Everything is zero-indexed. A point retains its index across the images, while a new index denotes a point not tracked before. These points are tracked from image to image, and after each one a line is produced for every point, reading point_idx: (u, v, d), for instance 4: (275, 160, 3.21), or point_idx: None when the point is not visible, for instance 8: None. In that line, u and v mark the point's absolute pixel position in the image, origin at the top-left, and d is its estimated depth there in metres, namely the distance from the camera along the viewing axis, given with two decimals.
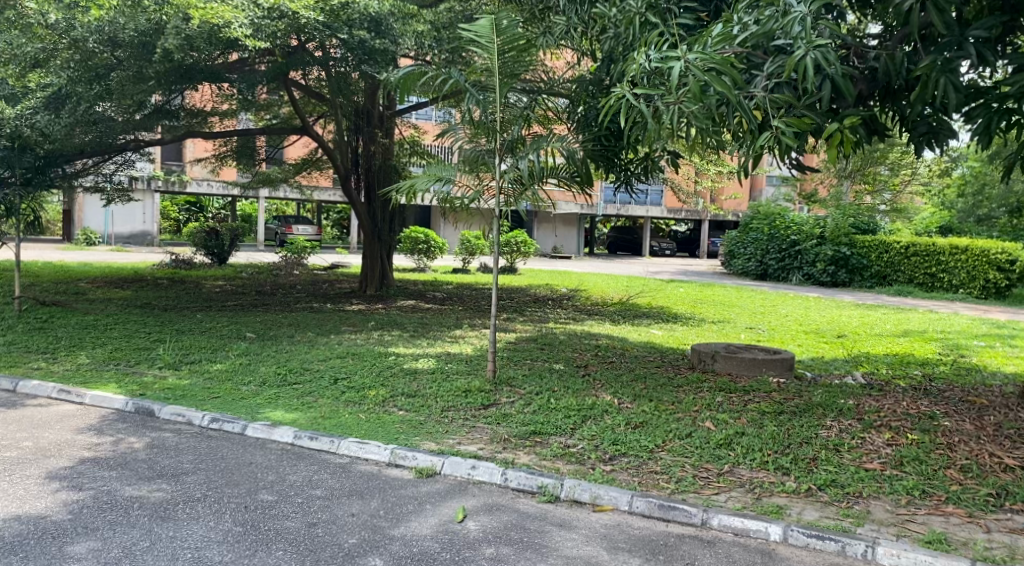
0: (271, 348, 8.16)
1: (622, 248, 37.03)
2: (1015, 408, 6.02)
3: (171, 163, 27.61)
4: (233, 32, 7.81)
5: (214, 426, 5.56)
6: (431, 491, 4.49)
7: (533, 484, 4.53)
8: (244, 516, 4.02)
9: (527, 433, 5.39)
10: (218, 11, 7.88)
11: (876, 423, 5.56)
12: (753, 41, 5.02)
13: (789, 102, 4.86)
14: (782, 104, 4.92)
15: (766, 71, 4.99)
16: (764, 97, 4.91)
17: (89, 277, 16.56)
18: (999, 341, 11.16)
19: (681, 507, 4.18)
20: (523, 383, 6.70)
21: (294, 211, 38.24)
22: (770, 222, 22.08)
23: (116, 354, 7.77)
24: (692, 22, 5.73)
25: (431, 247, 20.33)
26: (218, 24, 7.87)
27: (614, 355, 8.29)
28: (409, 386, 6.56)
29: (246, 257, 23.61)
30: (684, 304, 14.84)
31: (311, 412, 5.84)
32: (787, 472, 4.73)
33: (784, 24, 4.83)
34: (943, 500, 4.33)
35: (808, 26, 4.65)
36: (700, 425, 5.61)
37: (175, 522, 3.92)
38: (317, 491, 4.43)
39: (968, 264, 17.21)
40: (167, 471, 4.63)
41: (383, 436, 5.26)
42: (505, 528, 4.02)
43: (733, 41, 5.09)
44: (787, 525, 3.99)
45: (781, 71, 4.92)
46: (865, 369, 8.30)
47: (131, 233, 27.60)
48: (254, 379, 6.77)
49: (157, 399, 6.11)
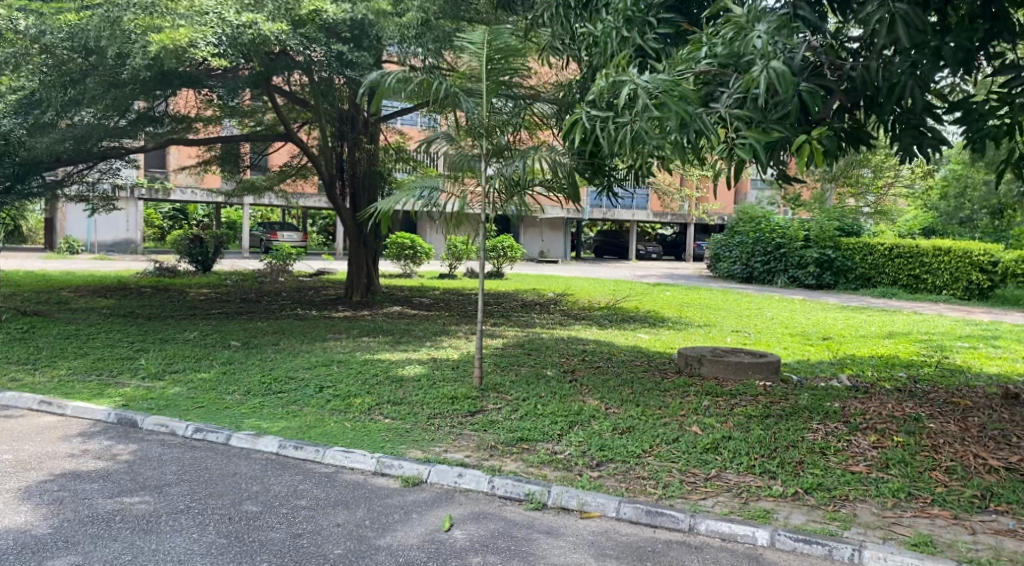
0: (255, 357, 8.10)
1: (609, 252, 37.13)
2: (999, 409, 6.07)
3: (155, 170, 27.42)
4: (199, 52, 7.58)
5: (197, 436, 5.50)
6: (418, 500, 4.46)
7: (520, 491, 4.50)
8: (227, 528, 3.97)
9: (514, 440, 5.36)
10: (180, 31, 7.55)
11: (862, 426, 5.58)
12: (721, 61, 5.09)
13: (750, 117, 4.90)
14: (744, 120, 4.95)
15: (732, 88, 5.03)
16: (726, 113, 4.95)
17: (72, 286, 16.38)
18: (981, 342, 11.25)
19: (668, 513, 4.17)
20: (510, 389, 6.68)
21: (279, 218, 38.09)
22: (755, 225, 22.22)
23: (98, 363, 7.68)
24: (670, 33, 5.79)
25: (418, 252, 20.28)
26: (180, 46, 7.54)
27: (601, 360, 8.29)
28: (395, 393, 6.52)
29: (230, 264, 23.47)
30: (671, 308, 14.85)
31: (296, 421, 5.80)
32: (774, 476, 4.74)
33: (744, 42, 4.92)
34: (929, 503, 4.34)
35: (765, 43, 4.72)
36: (687, 429, 5.62)
37: (158, 534, 3.86)
38: (302, 501, 4.38)
39: (950, 266, 17.35)
40: (150, 483, 4.57)
41: (369, 445, 5.22)
42: (491, 536, 3.99)
43: (699, 61, 5.16)
44: (775, 530, 3.98)
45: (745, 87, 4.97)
46: (850, 372, 8.34)
47: (115, 242, 27.51)
48: (238, 388, 6.71)
49: (139, 409, 6.04)
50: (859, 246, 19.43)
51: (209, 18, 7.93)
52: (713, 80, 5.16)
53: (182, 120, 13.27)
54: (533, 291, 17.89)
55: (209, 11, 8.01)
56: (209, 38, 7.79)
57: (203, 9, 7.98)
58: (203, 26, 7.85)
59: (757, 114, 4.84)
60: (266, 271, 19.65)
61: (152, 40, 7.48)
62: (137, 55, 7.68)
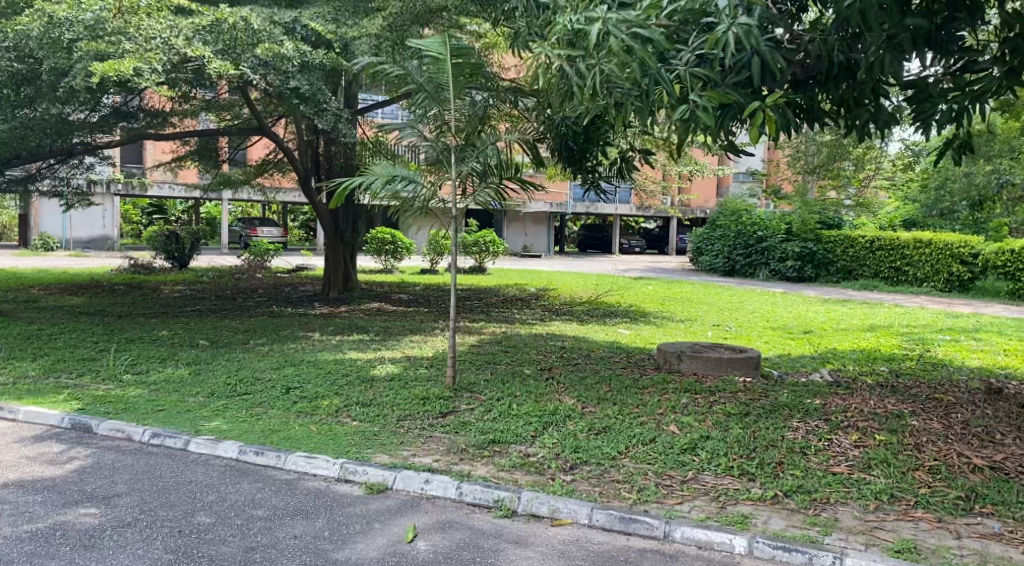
0: (223, 356, 7.87)
1: (592, 246, 37.07)
2: (982, 405, 5.95)
3: (131, 166, 26.95)
4: (143, 84, 7.49)
5: (154, 442, 5.26)
6: (381, 508, 4.25)
7: (489, 498, 4.30)
8: (177, 542, 3.75)
9: (486, 442, 5.16)
10: (121, 62, 7.33)
11: (843, 424, 5.43)
12: (682, 17, 5.01)
13: (709, 75, 4.83)
14: (700, 77, 4.87)
15: (692, 45, 4.98)
16: (685, 69, 4.87)
17: (41, 284, 15.97)
18: (963, 335, 11.17)
19: (642, 520, 3.99)
20: (484, 388, 6.48)
21: (260, 213, 37.78)
22: (737, 218, 22.15)
23: (58, 365, 7.40)
24: None
25: (398, 247, 20.01)
26: (123, 75, 7.38)
27: (579, 356, 8.12)
28: (365, 394, 6.30)
29: (207, 261, 23.10)
30: (652, 302, 14.76)
31: (258, 425, 5.55)
32: (753, 478, 4.58)
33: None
34: (912, 505, 4.19)
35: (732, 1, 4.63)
36: (664, 429, 5.45)
37: (100, 551, 3.63)
38: (259, 511, 4.16)
39: (931, 258, 17.31)
40: (98, 494, 4.33)
41: (334, 450, 4.99)
42: (457, 547, 3.80)
43: (662, 14, 5.04)
44: (753, 537, 3.81)
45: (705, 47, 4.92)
46: (832, 366, 8.23)
47: (91, 238, 26.99)
48: (201, 390, 6.45)
49: (96, 413, 5.79)
50: (840, 239, 19.44)
51: (154, 45, 7.73)
52: (674, 35, 5.07)
53: (154, 115, 13.00)
54: (514, 286, 17.67)
55: (156, 36, 7.80)
56: (153, 65, 7.66)
57: (150, 33, 7.78)
58: (147, 51, 7.67)
59: (716, 74, 4.77)
60: (243, 268, 19.38)
61: (94, 70, 7.24)
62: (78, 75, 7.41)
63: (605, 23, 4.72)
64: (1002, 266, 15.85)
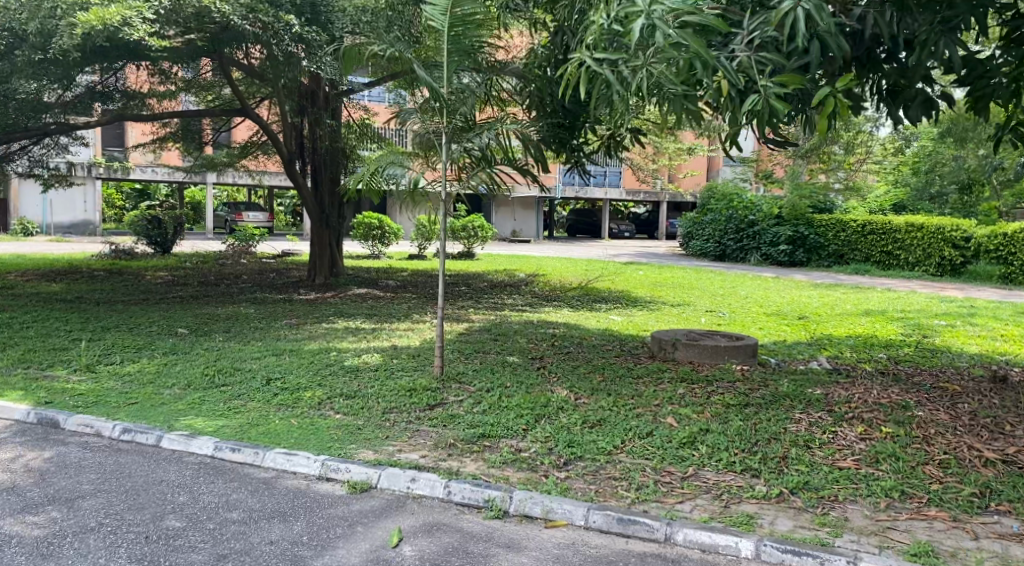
0: (202, 345, 7.56)
1: (581, 231, 36.87)
2: (990, 395, 5.74)
3: (112, 150, 26.40)
4: (134, 33, 7.37)
5: (125, 438, 4.97)
6: (364, 510, 4.00)
7: (479, 498, 4.06)
8: (143, 550, 3.50)
9: (476, 436, 4.92)
10: (110, 10, 7.22)
11: (847, 416, 5.22)
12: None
13: (777, 59, 4.31)
14: (768, 62, 4.37)
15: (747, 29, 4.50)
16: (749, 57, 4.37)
17: (18, 270, 15.54)
18: (959, 320, 11.03)
19: (643, 521, 3.75)
20: (472, 379, 6.21)
21: (245, 198, 37.36)
22: (727, 202, 21.99)
23: (28, 356, 7.08)
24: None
25: (386, 233, 19.68)
26: (113, 24, 7.26)
27: (571, 345, 7.89)
28: (349, 385, 6.04)
29: (191, 246, 22.70)
30: (643, 288, 14.50)
31: (236, 419, 5.27)
32: (757, 474, 4.35)
33: None
34: (925, 503, 3.98)
35: None
36: (661, 421, 5.23)
37: (57, 561, 3.37)
38: (234, 514, 3.90)
39: (923, 242, 17.11)
40: (60, 496, 4.05)
41: (314, 446, 4.73)
42: (445, 553, 3.56)
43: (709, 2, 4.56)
44: (761, 540, 3.58)
45: (763, 27, 4.46)
46: (829, 353, 8.03)
47: (73, 223, 26.47)
48: (178, 382, 6.16)
49: (64, 407, 5.49)
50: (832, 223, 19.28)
51: None
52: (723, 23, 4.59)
53: (133, 96, 12.56)
54: (503, 271, 17.38)
55: None
56: (142, 14, 7.54)
57: None
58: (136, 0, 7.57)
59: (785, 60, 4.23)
60: (227, 253, 19.00)
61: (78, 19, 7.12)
62: (67, 33, 7.35)
63: (649, 14, 4.21)
64: (994, 250, 15.68)
